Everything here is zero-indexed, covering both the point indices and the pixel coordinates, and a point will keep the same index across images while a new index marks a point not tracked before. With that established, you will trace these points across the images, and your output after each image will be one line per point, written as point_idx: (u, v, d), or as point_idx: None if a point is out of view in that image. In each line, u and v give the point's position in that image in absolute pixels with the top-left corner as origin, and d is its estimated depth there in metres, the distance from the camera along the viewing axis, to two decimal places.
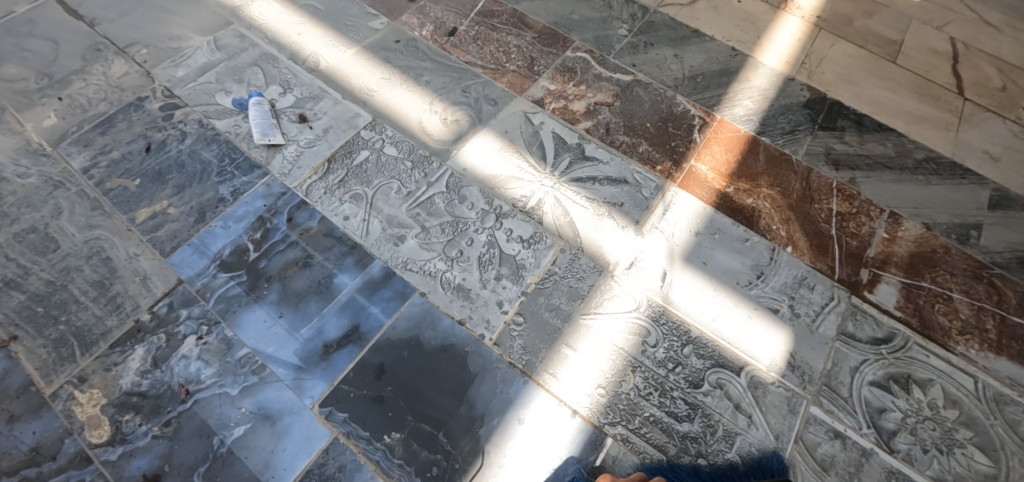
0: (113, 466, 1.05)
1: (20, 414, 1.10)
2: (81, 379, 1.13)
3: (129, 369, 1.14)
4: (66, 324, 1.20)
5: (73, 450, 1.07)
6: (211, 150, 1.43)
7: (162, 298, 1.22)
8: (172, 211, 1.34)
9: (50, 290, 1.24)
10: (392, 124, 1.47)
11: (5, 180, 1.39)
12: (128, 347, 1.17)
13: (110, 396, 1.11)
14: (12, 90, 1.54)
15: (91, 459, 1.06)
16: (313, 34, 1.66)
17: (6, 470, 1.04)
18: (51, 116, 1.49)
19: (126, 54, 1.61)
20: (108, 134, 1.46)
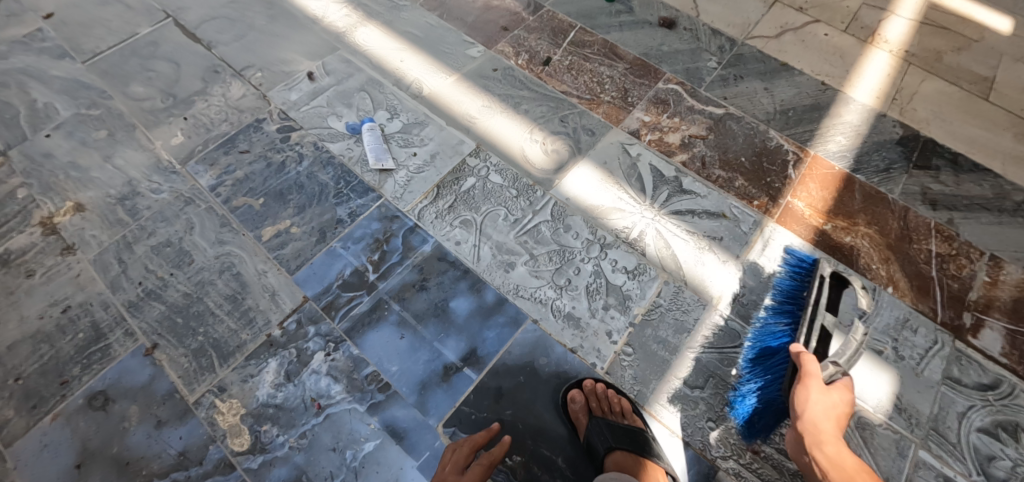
0: (255, 473, 1.17)
1: (168, 420, 1.23)
2: (222, 388, 1.26)
3: (264, 381, 1.26)
4: (204, 335, 1.32)
5: (218, 456, 1.19)
6: (328, 172, 1.51)
7: (291, 314, 1.33)
8: (294, 230, 1.43)
9: (189, 303, 1.36)
10: (495, 152, 1.54)
11: (141, 195, 1.51)
12: (263, 360, 1.28)
13: (249, 406, 1.24)
14: (141, 109, 1.65)
15: (234, 466, 1.18)
16: (414, 60, 1.73)
17: (160, 471, 1.18)
18: (178, 135, 1.60)
19: (242, 76, 1.71)
20: (230, 154, 1.56)
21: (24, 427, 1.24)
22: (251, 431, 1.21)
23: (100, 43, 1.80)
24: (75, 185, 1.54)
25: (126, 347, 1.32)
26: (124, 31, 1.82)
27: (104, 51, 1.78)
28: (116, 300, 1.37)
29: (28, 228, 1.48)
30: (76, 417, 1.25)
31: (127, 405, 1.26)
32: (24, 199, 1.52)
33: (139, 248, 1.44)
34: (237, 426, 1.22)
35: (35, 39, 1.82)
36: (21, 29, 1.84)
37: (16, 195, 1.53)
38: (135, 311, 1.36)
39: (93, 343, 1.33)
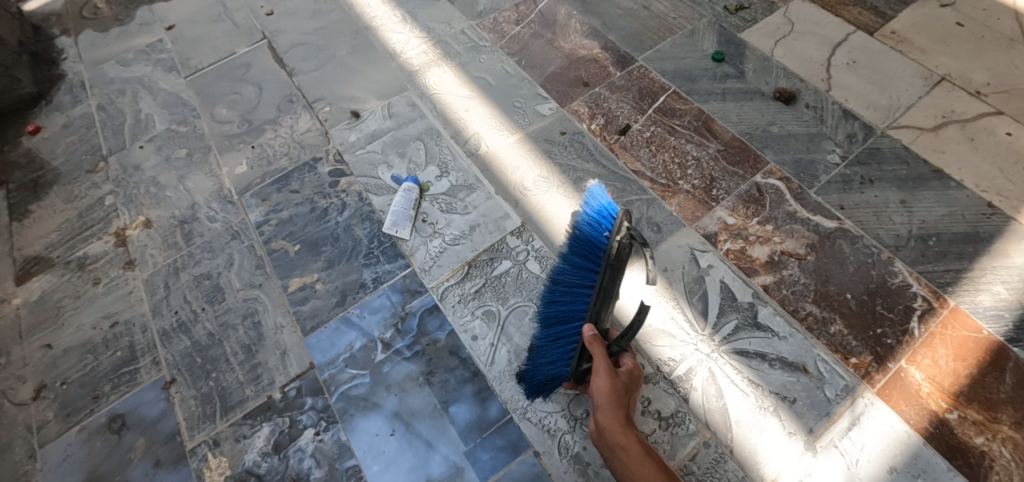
0: None
1: (164, 462, 1.17)
2: (214, 443, 1.17)
3: (253, 446, 1.16)
4: (214, 380, 1.25)
5: None
6: (364, 228, 1.42)
7: (294, 379, 1.22)
8: (319, 286, 1.34)
9: (212, 341, 1.30)
10: (541, 234, 1.36)
11: (198, 220, 1.52)
12: (257, 422, 1.18)
13: (233, 470, 1.14)
14: (220, 133, 1.71)
15: None
16: (480, 112, 1.61)
17: None
18: (242, 164, 1.62)
19: (312, 108, 1.70)
20: (281, 190, 1.54)
21: (58, 433, 1.23)
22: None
23: (203, 59, 1.89)
24: (149, 199, 1.59)
25: (152, 376, 1.27)
26: (224, 50, 1.90)
27: (203, 68, 1.87)
28: (155, 325, 1.35)
29: (104, 236, 1.54)
30: (96, 436, 1.21)
31: (137, 435, 1.20)
32: (107, 206, 1.60)
33: (184, 276, 1.42)
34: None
35: (154, 50, 1.96)
36: (146, 39, 1.99)
37: (103, 201, 1.62)
38: (167, 340, 1.32)
39: (126, 364, 1.30)
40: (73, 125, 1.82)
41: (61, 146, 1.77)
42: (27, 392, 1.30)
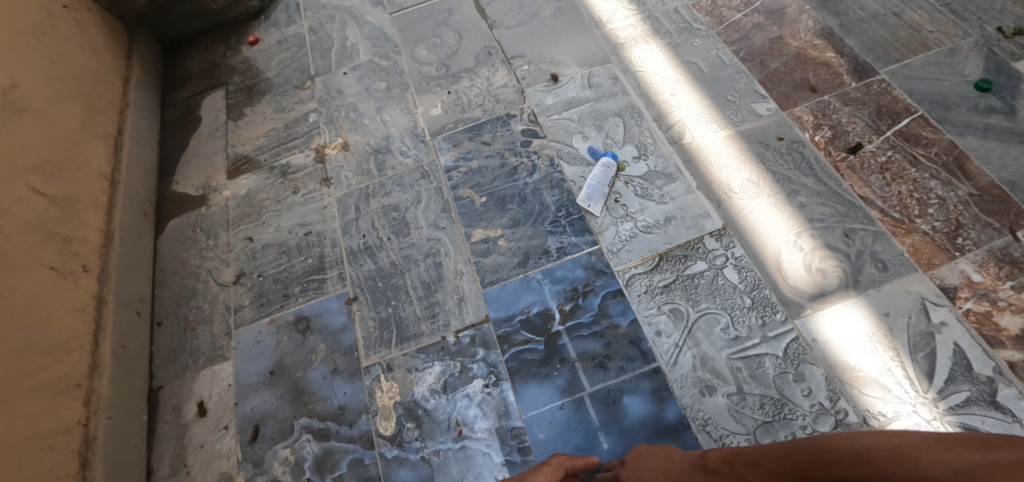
0: (386, 464, 1.12)
1: (342, 371, 1.23)
2: (388, 366, 1.22)
3: (424, 380, 1.19)
4: (394, 308, 1.29)
5: (364, 428, 1.16)
6: (553, 194, 1.38)
7: (469, 327, 1.23)
8: (501, 244, 1.33)
9: (393, 274, 1.34)
10: (744, 243, 1.25)
11: (391, 154, 1.54)
12: (430, 359, 1.21)
13: (403, 397, 1.18)
14: (418, 72, 1.70)
15: (373, 445, 1.14)
16: (688, 97, 1.48)
17: (320, 413, 1.20)
18: (437, 107, 1.61)
19: (510, 65, 1.66)
20: (474, 139, 1.51)
21: (251, 319, 1.35)
22: (396, 421, 1.15)
23: None
24: (349, 125, 1.64)
25: (337, 289, 1.34)
26: None
27: (407, 7, 1.89)
28: (343, 243, 1.41)
29: (305, 151, 1.62)
30: (284, 331, 1.31)
31: (319, 340, 1.28)
32: (311, 123, 1.68)
33: (373, 204, 1.46)
34: (389, 409, 1.17)
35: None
36: None
37: (308, 118, 1.69)
38: (353, 260, 1.38)
39: (315, 272, 1.38)
40: (286, 42, 1.91)
41: (274, 59, 1.87)
42: (229, 275, 1.44)
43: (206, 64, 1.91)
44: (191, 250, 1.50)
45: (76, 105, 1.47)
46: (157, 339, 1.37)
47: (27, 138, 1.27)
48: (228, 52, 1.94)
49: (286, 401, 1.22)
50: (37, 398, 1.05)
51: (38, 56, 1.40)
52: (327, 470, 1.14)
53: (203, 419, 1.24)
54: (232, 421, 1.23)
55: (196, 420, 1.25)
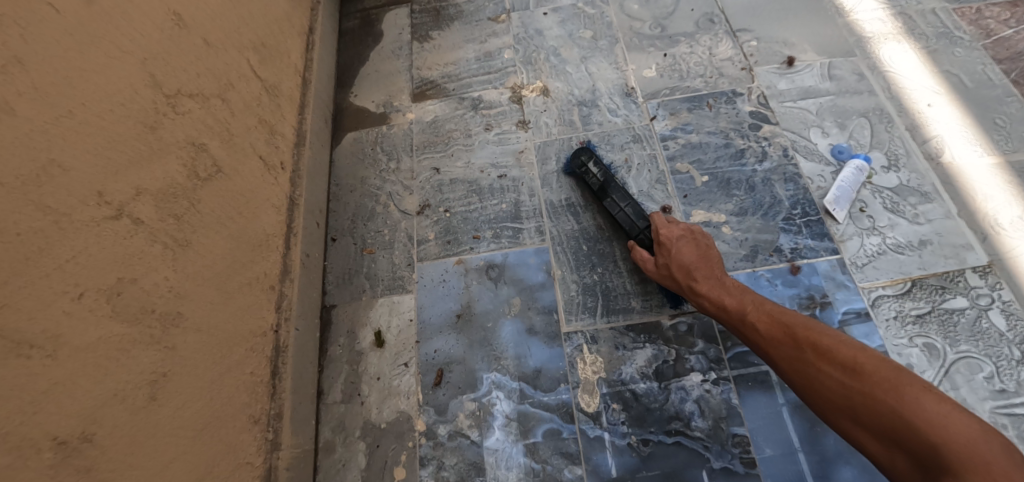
0: (588, 443, 1.02)
1: (539, 332, 1.13)
2: (592, 337, 1.11)
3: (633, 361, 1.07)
4: (600, 276, 1.17)
5: (563, 399, 1.06)
6: (787, 188, 1.23)
7: (686, 314, 1.11)
8: (726, 231, 1.19)
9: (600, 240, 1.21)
10: (1013, 287, 1.10)
11: (598, 109, 1.41)
12: (641, 340, 1.09)
13: (609, 375, 1.07)
14: (628, 27, 1.56)
15: (573, 419, 1.04)
16: (948, 112, 1.31)
17: (513, 372, 1.10)
18: (651, 69, 1.47)
19: (735, 37, 1.50)
20: (695, 111, 1.38)
21: (436, 255, 1.25)
22: (601, 399, 1.05)
23: None
24: (548, 70, 1.50)
25: (534, 243, 1.23)
26: None
27: None
28: (542, 195, 1.29)
29: (499, 88, 1.48)
30: (473, 275, 1.21)
31: (512, 293, 1.18)
32: (506, 59, 1.54)
33: None
34: (592, 383, 1.06)
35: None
36: None
37: (502, 53, 1.55)
38: (553, 215, 1.26)
39: (509, 219, 1.27)
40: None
41: None
42: (412, 204, 1.32)
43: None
44: (370, 169, 1.39)
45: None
46: (330, 255, 1.28)
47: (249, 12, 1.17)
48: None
49: (474, 350, 1.13)
50: (246, 293, 0.96)
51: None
52: (519, 435, 1.04)
53: (381, 350, 1.16)
54: (414, 358, 1.14)
55: (373, 349, 1.16)
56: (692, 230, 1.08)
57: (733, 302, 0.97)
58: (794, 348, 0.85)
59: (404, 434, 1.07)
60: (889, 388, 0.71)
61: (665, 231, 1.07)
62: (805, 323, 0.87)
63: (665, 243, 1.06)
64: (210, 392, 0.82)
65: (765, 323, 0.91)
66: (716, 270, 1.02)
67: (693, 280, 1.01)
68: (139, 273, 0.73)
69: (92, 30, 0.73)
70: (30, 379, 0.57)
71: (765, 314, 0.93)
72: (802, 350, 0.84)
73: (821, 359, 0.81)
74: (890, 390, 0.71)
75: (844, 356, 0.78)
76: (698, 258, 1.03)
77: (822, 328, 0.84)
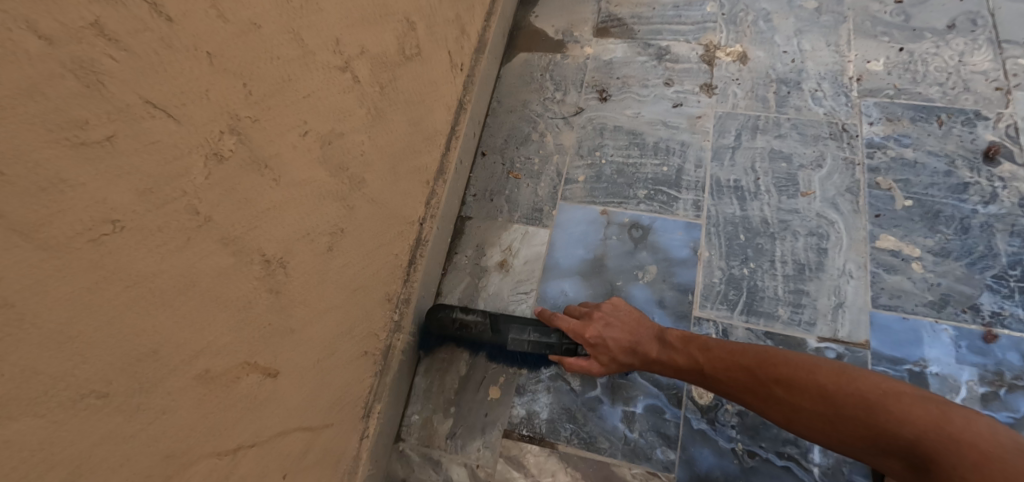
0: (690, 432, 0.98)
1: (668, 308, 1.07)
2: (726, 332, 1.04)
3: None
4: (751, 272, 1.08)
5: (675, 380, 1.02)
6: (1010, 243, 1.05)
7: (836, 341, 1.01)
8: (916, 268, 1.05)
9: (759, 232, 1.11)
10: None
11: (800, 92, 1.25)
12: (778, 351, 1.01)
13: None
14: (864, 6, 1.33)
15: (680, 404, 1.00)
16: None
17: None
18: (878, 61, 1.26)
19: (999, 47, 1.24)
20: (918, 123, 1.18)
21: (581, 198, 1.21)
22: (716, 394, 1.00)
23: None
24: (753, 36, 1.33)
25: (687, 216, 1.15)
26: None
27: None
28: (710, 169, 1.19)
29: (691, 44, 1.35)
30: (614, 229, 1.16)
31: (650, 259, 1.12)
32: (708, 14, 1.38)
33: (759, 140, 1.21)
34: None
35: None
36: None
37: (704, 5, 1.40)
38: (716, 192, 1.17)
39: (667, 183, 1.19)
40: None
41: None
42: (569, 140, 1.28)
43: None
44: (534, 94, 1.35)
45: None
46: (478, 168, 1.29)
47: None
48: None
49: (597, 303, 1.10)
50: (409, 181, 1.01)
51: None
52: (620, 399, 1.02)
53: (504, 273, 1.16)
54: (535, 291, 1.14)
55: (497, 270, 1.17)
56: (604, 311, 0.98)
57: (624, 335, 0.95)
58: (756, 383, 0.81)
59: (507, 359, 1.09)
60: (863, 409, 0.70)
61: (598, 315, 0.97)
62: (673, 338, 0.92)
63: (590, 321, 0.97)
64: (362, 260, 0.88)
65: (725, 372, 0.84)
66: (645, 337, 0.94)
67: (642, 353, 0.93)
68: (344, 130, 0.76)
69: None
70: (263, 193, 0.61)
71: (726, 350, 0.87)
72: (768, 387, 0.80)
73: (788, 393, 0.77)
74: (892, 420, 0.67)
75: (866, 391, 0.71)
76: (629, 334, 0.95)
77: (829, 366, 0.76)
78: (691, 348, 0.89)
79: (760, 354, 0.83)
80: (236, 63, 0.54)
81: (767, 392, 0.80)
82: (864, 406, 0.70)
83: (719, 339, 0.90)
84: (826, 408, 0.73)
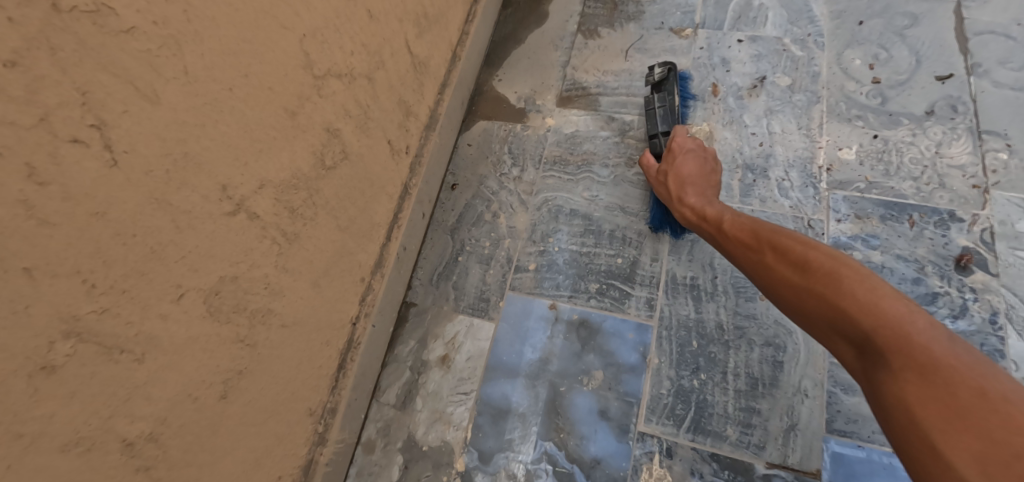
0: None
1: (612, 420, 1.02)
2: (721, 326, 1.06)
3: None
4: (701, 385, 1.02)
5: None
6: None
7: (785, 468, 0.95)
8: None
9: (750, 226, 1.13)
10: None
11: (766, 180, 1.18)
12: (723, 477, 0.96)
13: None
14: (839, 86, 1.26)
15: None
16: None
17: (572, 452, 1.01)
18: (850, 150, 1.19)
19: (979, 141, 1.17)
20: (888, 222, 1.11)
21: (530, 290, 1.15)
22: None
23: None
24: (721, 114, 1.27)
25: (639, 315, 1.09)
26: None
27: None
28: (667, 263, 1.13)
29: None
30: (563, 327, 1.11)
31: (598, 364, 1.07)
32: (676, 87, 1.31)
33: None
34: None
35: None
36: None
37: None
38: (671, 290, 1.10)
39: (621, 278, 1.13)
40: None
41: None
42: (523, 223, 1.21)
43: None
44: (491, 169, 1.29)
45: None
46: (427, 249, 1.23)
47: None
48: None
49: (539, 410, 1.05)
50: (336, 285, 0.94)
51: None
52: None
53: (446, 370, 1.11)
54: (475, 392, 1.08)
55: (437, 366, 1.12)
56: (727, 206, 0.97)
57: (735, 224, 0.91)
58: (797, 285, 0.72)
59: (442, 466, 1.04)
60: (878, 302, 0.61)
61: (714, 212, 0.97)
62: (825, 260, 0.70)
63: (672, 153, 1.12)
64: (275, 388, 0.82)
65: (778, 263, 0.77)
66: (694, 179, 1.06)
67: (720, 223, 0.93)
68: (242, 270, 0.70)
69: (260, 4, 0.65)
70: (124, 378, 0.56)
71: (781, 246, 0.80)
72: (808, 281, 0.71)
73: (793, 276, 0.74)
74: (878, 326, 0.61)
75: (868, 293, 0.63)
76: (748, 219, 0.90)
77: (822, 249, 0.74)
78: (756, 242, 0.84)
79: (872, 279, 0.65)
80: (69, 264, 0.48)
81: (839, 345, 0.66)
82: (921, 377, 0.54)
83: (882, 282, 0.64)
84: (844, 313, 0.65)
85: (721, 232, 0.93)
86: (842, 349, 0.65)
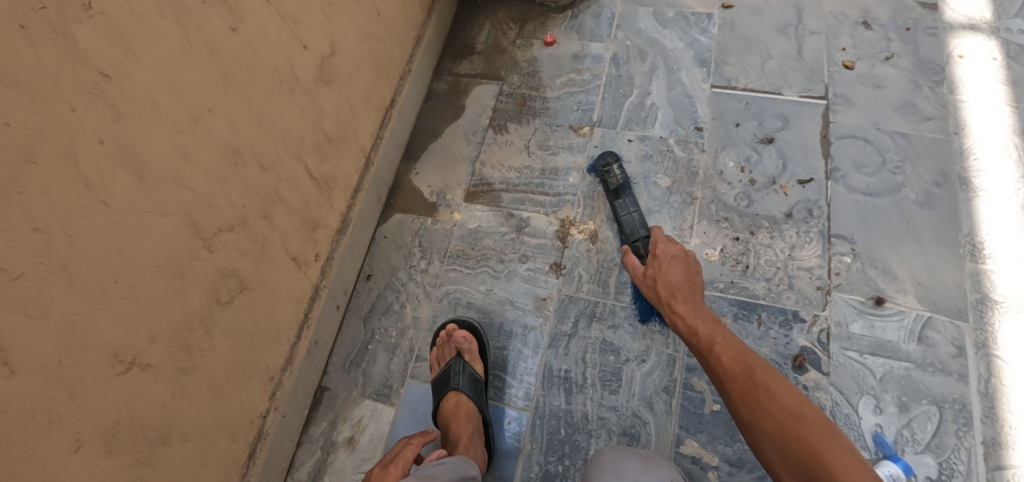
0: None
1: None
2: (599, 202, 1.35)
3: None
4: (564, 470, 1.18)
5: None
6: None
7: None
8: (711, 477, 1.14)
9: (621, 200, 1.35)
10: None
11: None
12: None
13: None
14: (712, 188, 1.40)
15: None
16: None
17: None
18: (714, 251, 1.33)
19: (829, 244, 1.31)
20: (739, 321, 1.26)
21: (427, 378, 1.30)
22: None
23: (742, 76, 1.53)
24: (606, 212, 1.40)
25: (518, 405, 1.25)
26: (772, 83, 1.52)
27: (736, 88, 1.52)
28: (545, 356, 1.28)
29: (549, 217, 1.41)
30: None
31: None
32: (570, 185, 1.44)
33: (595, 328, 1.29)
34: None
35: (700, 21, 1.63)
36: (697, 5, 1.66)
37: (568, 174, 1.46)
38: (547, 382, 1.26)
39: (505, 369, 1.28)
40: (583, 60, 1.61)
41: (560, 77, 1.60)
42: (425, 314, 1.37)
43: (493, 45, 1.67)
44: (402, 260, 1.43)
45: (373, 66, 1.34)
46: (341, 335, 1.38)
47: (324, 110, 1.17)
48: (518, 40, 1.67)
49: None
50: (239, 393, 1.08)
51: (366, 9, 1.26)
52: None
53: (350, 450, 1.27)
54: None
55: (344, 446, 1.27)
56: (685, 253, 1.22)
57: (705, 332, 1.06)
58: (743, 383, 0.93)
59: None
60: (794, 415, 0.83)
61: (664, 246, 1.23)
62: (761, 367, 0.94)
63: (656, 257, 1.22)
64: None
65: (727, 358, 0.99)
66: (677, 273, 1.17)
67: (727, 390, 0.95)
68: (137, 411, 0.86)
69: (139, 205, 0.78)
70: None
71: (732, 351, 0.99)
72: (755, 387, 0.91)
73: (766, 396, 0.88)
74: (789, 417, 0.83)
75: (804, 410, 0.84)
76: (700, 327, 1.08)
77: (776, 376, 0.91)
78: (738, 373, 0.95)
79: (788, 411, 0.84)
80: None
81: (758, 412, 0.88)
82: (809, 446, 0.78)
83: (799, 397, 0.86)
84: (790, 422, 0.83)
85: (691, 331, 1.09)
86: (767, 450, 0.84)
